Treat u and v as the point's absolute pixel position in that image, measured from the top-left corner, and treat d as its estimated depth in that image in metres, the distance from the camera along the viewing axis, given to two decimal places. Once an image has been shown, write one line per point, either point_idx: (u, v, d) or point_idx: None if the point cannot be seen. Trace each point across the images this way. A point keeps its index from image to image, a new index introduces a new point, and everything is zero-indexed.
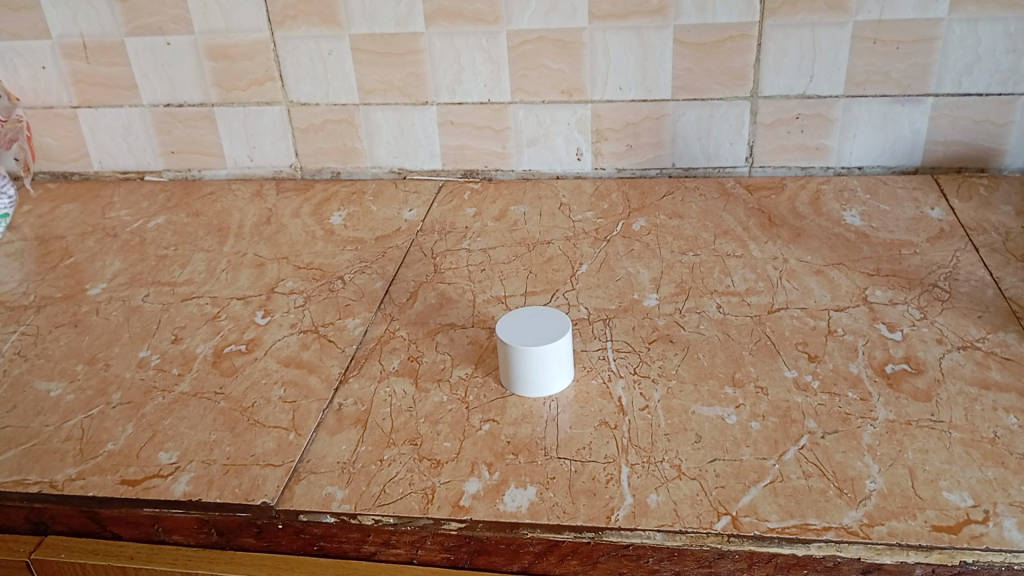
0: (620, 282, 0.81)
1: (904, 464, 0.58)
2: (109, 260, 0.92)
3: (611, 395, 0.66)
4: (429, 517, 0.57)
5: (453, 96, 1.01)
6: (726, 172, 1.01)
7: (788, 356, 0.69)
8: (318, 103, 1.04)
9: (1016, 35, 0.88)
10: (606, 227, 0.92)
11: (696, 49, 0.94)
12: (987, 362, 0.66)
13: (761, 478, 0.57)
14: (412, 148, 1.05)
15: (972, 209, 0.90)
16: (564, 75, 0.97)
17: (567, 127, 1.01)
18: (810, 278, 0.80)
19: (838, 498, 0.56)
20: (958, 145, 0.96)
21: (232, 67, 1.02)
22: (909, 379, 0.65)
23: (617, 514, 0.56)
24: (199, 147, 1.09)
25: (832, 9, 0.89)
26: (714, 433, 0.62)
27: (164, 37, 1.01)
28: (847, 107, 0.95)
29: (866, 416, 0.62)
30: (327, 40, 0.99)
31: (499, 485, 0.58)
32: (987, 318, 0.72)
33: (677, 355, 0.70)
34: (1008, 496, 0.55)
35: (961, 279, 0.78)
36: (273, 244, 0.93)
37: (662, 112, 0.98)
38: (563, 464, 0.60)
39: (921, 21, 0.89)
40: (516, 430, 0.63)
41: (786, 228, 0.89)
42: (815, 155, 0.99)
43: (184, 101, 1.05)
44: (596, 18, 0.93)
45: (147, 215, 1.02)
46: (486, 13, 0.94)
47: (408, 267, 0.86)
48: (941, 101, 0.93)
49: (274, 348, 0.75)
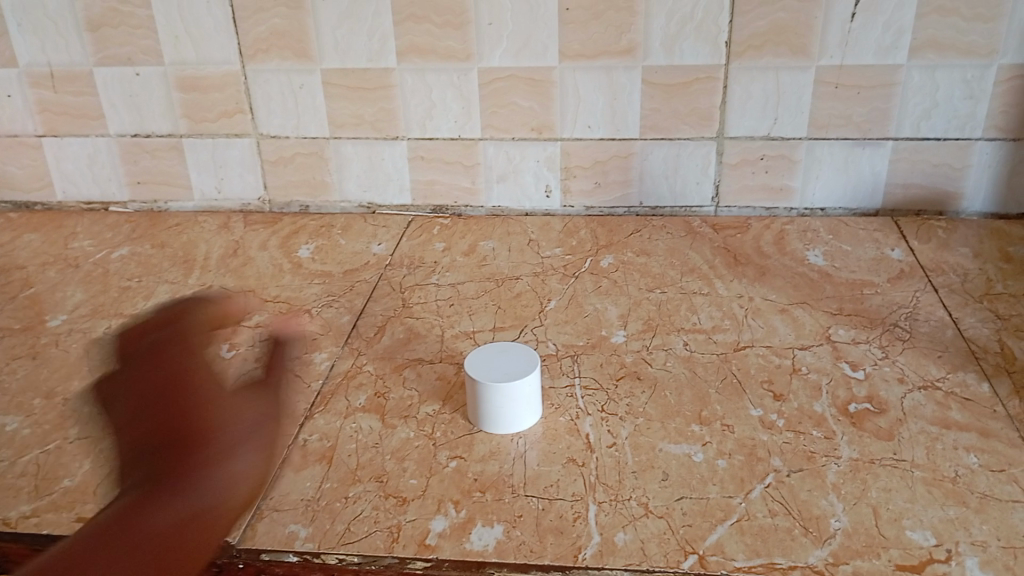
0: (588, 318, 0.82)
1: (868, 503, 0.58)
2: (71, 291, 0.91)
3: (579, 432, 0.66)
4: (394, 556, 0.56)
5: (424, 132, 1.01)
6: (692, 211, 1.03)
7: (753, 395, 0.70)
8: (288, 135, 1.03)
9: (972, 82, 0.91)
10: (574, 263, 0.93)
11: (663, 89, 0.95)
12: (947, 402, 0.68)
13: (727, 517, 0.58)
14: (382, 182, 1.05)
15: (931, 250, 0.92)
16: (535, 112, 0.98)
17: (537, 164, 1.02)
18: (775, 316, 0.81)
19: (804, 536, 0.56)
20: (917, 187, 0.98)
21: (202, 99, 1.02)
22: (872, 417, 0.66)
23: (585, 553, 0.55)
24: (165, 178, 1.08)
25: (795, 54, 0.92)
26: (681, 471, 0.62)
27: (133, 67, 1.00)
28: (810, 149, 0.97)
29: (831, 455, 0.63)
30: (299, 74, 0.99)
31: (466, 523, 0.58)
32: (947, 358, 0.73)
33: (645, 393, 0.70)
34: (970, 535, 0.55)
35: (921, 319, 0.79)
36: (239, 277, 0.92)
37: (630, 150, 1.00)
38: (530, 502, 0.59)
39: (881, 67, 0.91)
40: (483, 468, 0.63)
41: (752, 267, 0.90)
42: (780, 195, 1.00)
43: (152, 131, 1.05)
44: (566, 57, 0.95)
45: (110, 245, 1.01)
46: (458, 51, 0.96)
47: (376, 302, 0.86)
48: (900, 145, 0.96)
49: (239, 382, 0.74)
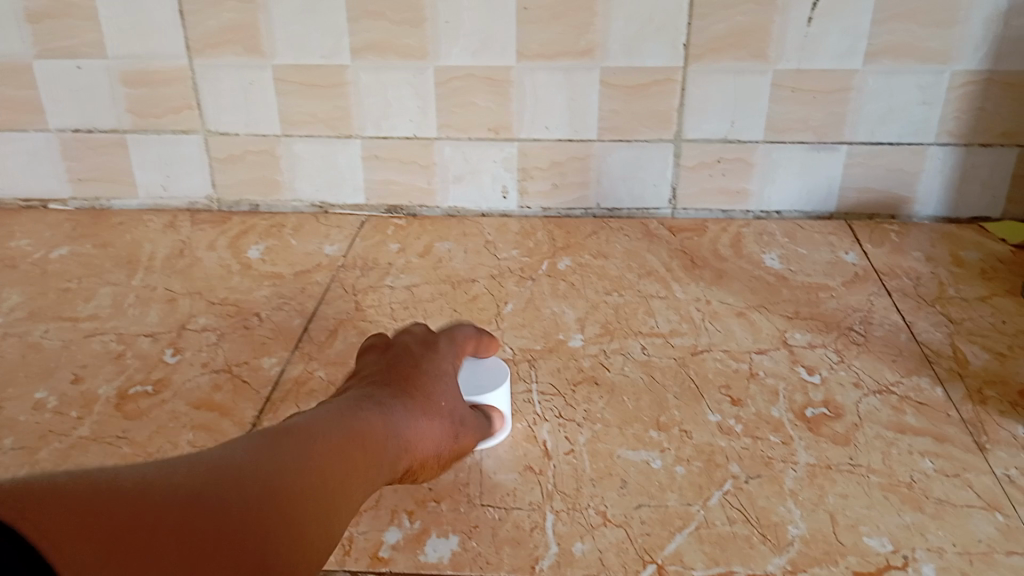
0: (545, 322, 0.81)
1: (826, 509, 0.58)
2: (6, 293, 0.87)
3: (536, 438, 0.65)
4: (346, 570, 0.54)
5: (379, 131, 0.99)
6: (649, 214, 1.03)
7: (711, 400, 0.69)
8: (238, 133, 1.00)
9: (928, 88, 0.92)
10: (531, 265, 0.92)
11: (622, 91, 0.94)
12: (902, 407, 0.68)
13: (686, 525, 0.57)
14: (335, 182, 1.03)
15: (884, 254, 0.92)
16: (492, 112, 0.97)
17: (494, 165, 1.00)
18: (732, 320, 0.80)
19: (763, 544, 0.55)
20: (871, 192, 0.99)
21: (147, 94, 0.98)
22: (829, 423, 0.66)
23: (542, 564, 0.54)
24: (109, 175, 1.04)
25: (753, 57, 0.92)
26: (640, 478, 0.61)
27: (75, 60, 0.97)
28: (767, 152, 0.97)
29: (789, 461, 0.62)
30: (250, 70, 0.96)
31: (420, 534, 0.56)
32: (901, 362, 0.74)
33: (602, 398, 0.69)
34: (926, 541, 0.55)
35: (876, 323, 0.80)
36: (185, 279, 0.89)
37: (588, 152, 0.99)
38: (486, 512, 0.58)
39: (838, 72, 0.92)
40: (438, 476, 0.61)
41: (709, 270, 0.90)
42: (736, 198, 1.01)
43: (95, 127, 1.01)
44: (525, 57, 0.93)
45: (50, 245, 0.97)
46: (414, 49, 0.94)
47: (329, 305, 0.84)
48: (855, 150, 0.96)
49: (184, 388, 0.71)
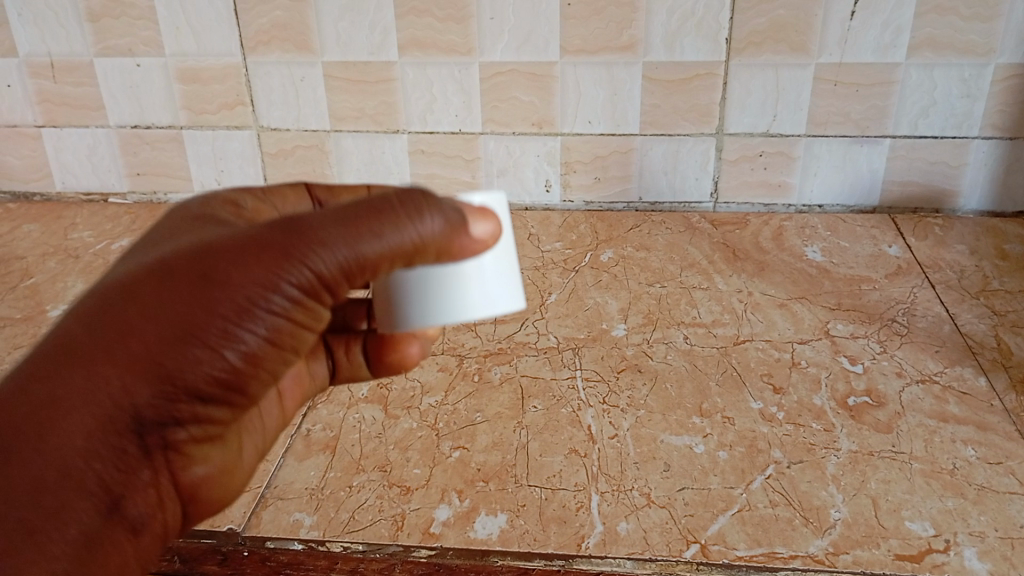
0: (588, 311, 0.82)
1: (867, 494, 0.59)
2: (71, 282, 0.91)
3: (581, 423, 0.67)
4: (398, 544, 0.56)
5: (424, 125, 1.02)
6: (691, 207, 1.03)
7: (753, 388, 0.70)
8: (289, 128, 1.03)
9: (970, 80, 0.92)
10: (574, 258, 0.93)
11: (665, 85, 0.96)
12: (945, 396, 0.68)
13: (728, 507, 0.58)
14: (382, 176, 1.06)
15: (928, 247, 0.92)
16: (534, 107, 0.99)
17: (537, 159, 1.02)
18: (774, 310, 0.81)
19: (804, 526, 0.56)
20: (914, 185, 0.99)
21: (202, 90, 1.02)
22: (871, 411, 0.67)
23: (588, 541, 0.56)
24: (165, 170, 1.08)
25: (794, 51, 0.92)
26: (682, 461, 0.62)
27: (133, 59, 1.00)
28: (809, 145, 0.98)
29: (831, 447, 0.63)
30: (300, 67, 0.99)
31: (469, 512, 0.58)
32: (944, 353, 0.74)
33: (645, 385, 0.71)
34: (968, 526, 0.56)
35: (919, 314, 0.80)
36: None
37: (630, 146, 1.00)
38: (533, 492, 0.60)
39: (879, 65, 0.92)
40: (486, 458, 0.63)
41: (750, 262, 0.91)
42: (778, 192, 1.01)
43: (152, 123, 1.05)
44: (567, 53, 0.95)
45: (111, 236, 1.01)
46: (459, 45, 0.96)
47: None
48: (898, 143, 0.96)
49: None
